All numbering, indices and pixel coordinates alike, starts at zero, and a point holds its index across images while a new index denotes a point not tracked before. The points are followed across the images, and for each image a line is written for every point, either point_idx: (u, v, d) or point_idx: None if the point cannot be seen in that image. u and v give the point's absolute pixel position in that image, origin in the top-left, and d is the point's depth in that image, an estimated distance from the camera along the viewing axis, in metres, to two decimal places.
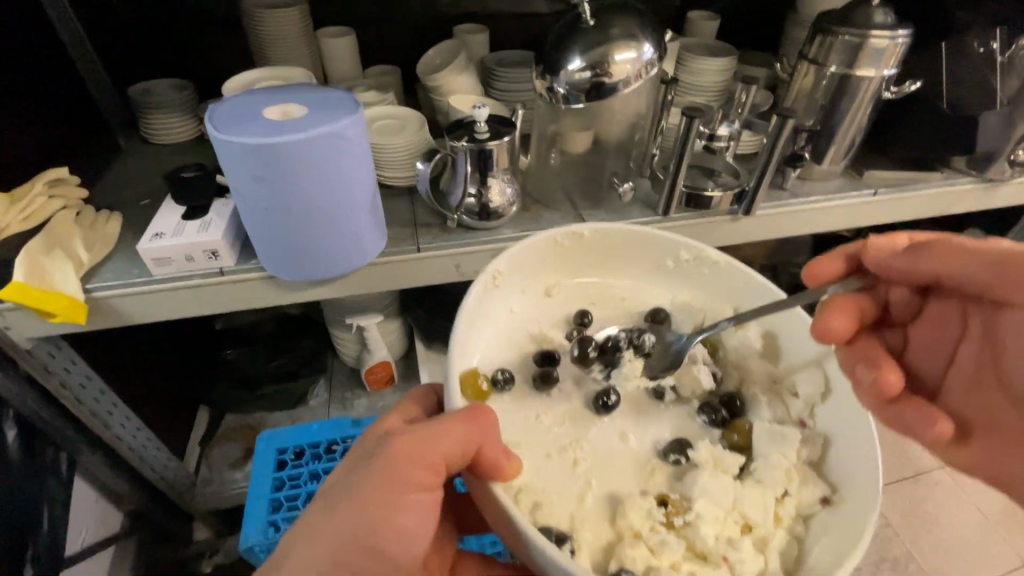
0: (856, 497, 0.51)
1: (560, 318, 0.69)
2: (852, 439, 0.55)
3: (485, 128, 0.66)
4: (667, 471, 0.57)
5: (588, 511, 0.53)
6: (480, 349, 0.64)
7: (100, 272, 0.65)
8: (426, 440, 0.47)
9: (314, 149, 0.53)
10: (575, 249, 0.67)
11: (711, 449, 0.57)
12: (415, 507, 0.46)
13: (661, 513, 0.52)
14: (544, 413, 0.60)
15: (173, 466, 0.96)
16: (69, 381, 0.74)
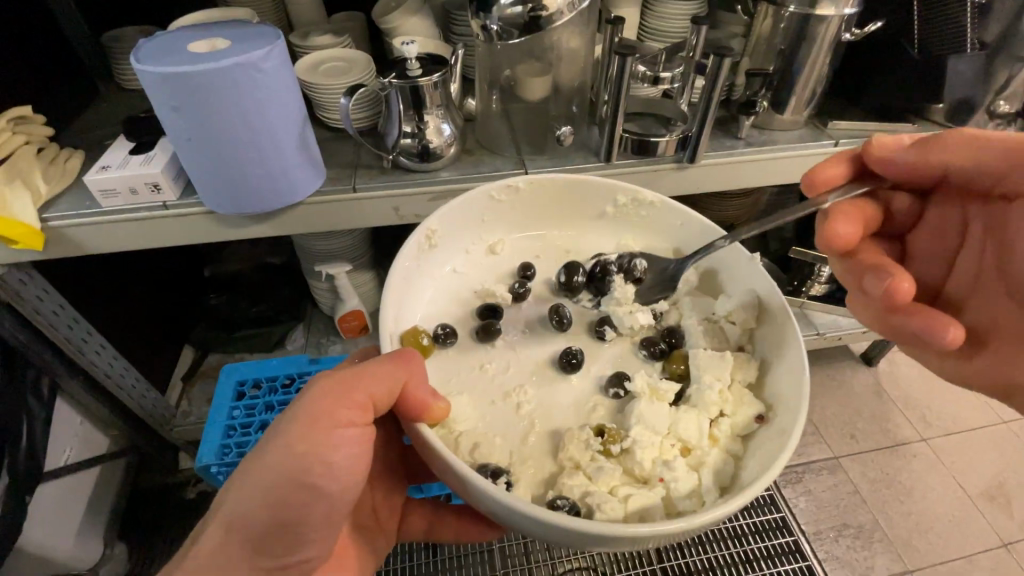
0: (785, 412, 0.50)
1: (501, 273, 0.66)
2: (788, 358, 0.53)
3: (416, 65, 0.67)
4: (609, 405, 0.56)
5: (531, 449, 0.53)
6: (420, 309, 0.62)
7: (56, 203, 0.69)
8: (360, 376, 0.50)
9: (231, 81, 0.56)
10: (512, 205, 0.67)
11: (647, 380, 0.56)
12: (345, 443, 0.49)
13: (598, 442, 0.52)
14: (487, 364, 0.58)
15: (152, 396, 1.04)
16: (42, 307, 0.80)
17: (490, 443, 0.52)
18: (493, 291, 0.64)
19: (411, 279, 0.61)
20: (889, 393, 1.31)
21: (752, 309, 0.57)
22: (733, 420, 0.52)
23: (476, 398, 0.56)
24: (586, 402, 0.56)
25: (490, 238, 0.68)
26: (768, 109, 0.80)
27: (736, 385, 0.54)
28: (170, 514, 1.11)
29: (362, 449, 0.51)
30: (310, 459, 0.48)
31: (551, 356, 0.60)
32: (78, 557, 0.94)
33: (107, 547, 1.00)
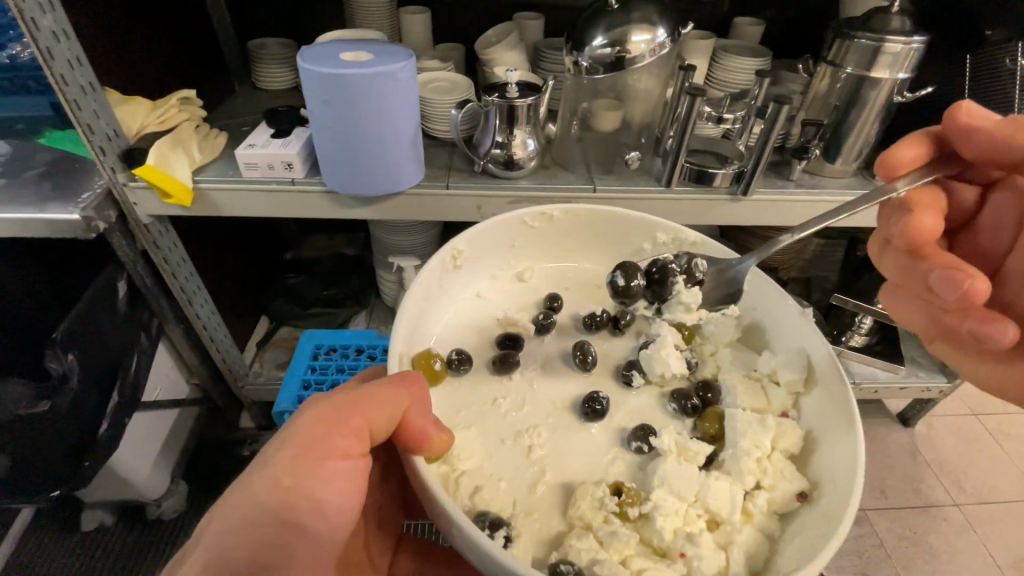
0: (833, 493, 0.53)
1: (528, 304, 0.75)
2: (835, 427, 0.57)
3: (515, 89, 0.79)
4: (629, 459, 0.60)
5: (538, 500, 0.56)
6: (436, 333, 0.69)
7: (206, 170, 0.83)
8: (359, 405, 0.51)
9: (373, 84, 0.69)
10: (545, 233, 0.76)
11: (676, 439, 0.59)
12: (339, 476, 0.50)
13: (614, 503, 0.53)
14: (502, 398, 0.63)
15: (235, 354, 1.16)
16: (171, 257, 0.94)
17: (493, 489, 0.55)
18: (515, 320, 0.71)
19: (434, 296, 0.70)
20: (924, 454, 1.30)
21: (798, 366, 0.62)
22: (773, 496, 0.55)
23: (486, 439, 0.59)
24: (606, 455, 0.60)
25: (520, 269, 0.78)
26: (819, 157, 0.88)
27: (778, 456, 0.57)
28: (227, 465, 1.21)
29: (354, 482, 0.51)
30: (301, 493, 0.48)
31: (573, 400, 0.65)
32: (149, 486, 1.05)
33: (173, 483, 1.11)
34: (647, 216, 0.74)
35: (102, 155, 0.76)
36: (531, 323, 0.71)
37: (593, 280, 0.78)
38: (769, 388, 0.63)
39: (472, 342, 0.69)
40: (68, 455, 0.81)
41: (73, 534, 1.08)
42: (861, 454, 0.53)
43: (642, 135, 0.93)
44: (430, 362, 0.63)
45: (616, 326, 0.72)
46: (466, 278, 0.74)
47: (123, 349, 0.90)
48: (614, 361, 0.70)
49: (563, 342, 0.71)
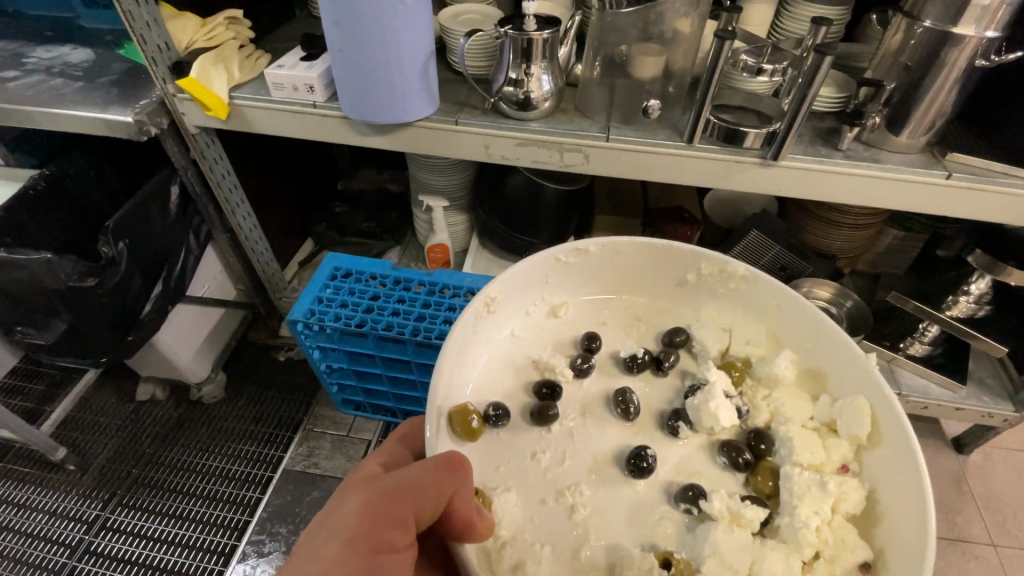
0: (898, 568, 0.51)
1: (565, 341, 0.72)
2: (900, 497, 0.54)
3: (532, 23, 0.76)
4: (677, 520, 0.58)
5: (582, 565, 0.54)
6: (473, 382, 0.67)
7: (243, 87, 0.89)
8: (403, 490, 0.50)
9: (378, 5, 0.69)
10: (581, 268, 0.72)
11: (729, 504, 0.57)
12: (390, 571, 0.47)
13: (663, 573, 0.52)
14: (542, 452, 0.61)
15: (273, 269, 1.27)
16: (216, 169, 1.03)
17: (537, 560, 0.54)
18: (553, 366, 0.68)
19: (471, 344, 0.66)
20: (971, 486, 1.17)
21: (864, 419, 0.58)
22: (839, 561, 0.53)
23: (526, 497, 0.58)
24: (653, 515, 0.58)
25: (556, 303, 0.74)
26: (880, 128, 0.76)
27: (838, 521, 0.55)
28: (263, 367, 1.36)
29: (404, 575, 0.49)
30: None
31: (619, 453, 0.62)
32: (192, 370, 1.20)
33: (213, 373, 1.26)
34: (692, 248, 0.68)
35: (155, 65, 0.85)
36: (569, 368, 0.69)
37: (632, 313, 0.74)
38: (828, 439, 0.60)
39: (512, 384, 0.68)
40: (115, 328, 0.95)
41: (133, 401, 1.28)
42: (929, 519, 0.50)
43: (672, 84, 0.85)
44: (468, 419, 0.60)
45: (658, 368, 0.70)
46: (502, 320, 0.71)
47: (168, 247, 1.02)
48: (656, 407, 0.67)
49: (606, 385, 0.69)
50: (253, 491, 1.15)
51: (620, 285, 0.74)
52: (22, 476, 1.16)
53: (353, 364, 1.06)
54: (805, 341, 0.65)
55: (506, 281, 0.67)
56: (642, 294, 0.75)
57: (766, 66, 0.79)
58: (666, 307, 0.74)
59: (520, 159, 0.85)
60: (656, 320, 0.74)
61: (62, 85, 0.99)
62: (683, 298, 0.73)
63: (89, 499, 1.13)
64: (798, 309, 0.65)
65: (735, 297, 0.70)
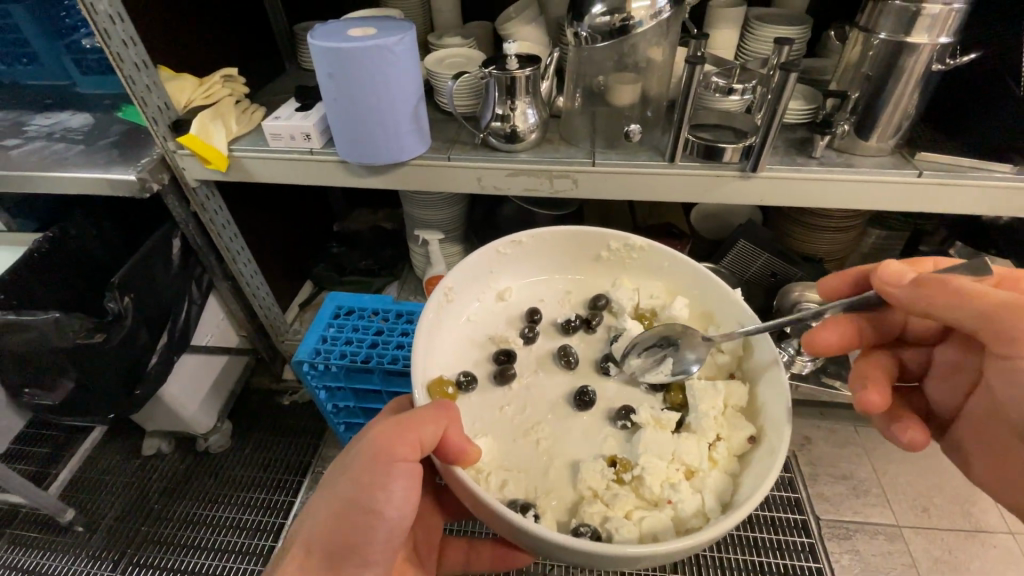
0: (772, 432, 0.57)
1: (514, 317, 0.75)
2: (770, 383, 0.61)
3: (514, 62, 0.80)
4: (618, 436, 0.63)
5: (552, 481, 0.60)
6: (444, 361, 0.69)
7: (241, 140, 0.93)
8: (411, 420, 0.55)
9: (370, 57, 0.73)
10: (518, 256, 0.75)
11: (652, 412, 0.63)
12: (402, 476, 0.55)
13: (611, 471, 0.59)
14: (506, 406, 0.66)
15: (274, 313, 1.28)
16: (217, 220, 1.06)
17: (515, 479, 0.59)
18: (506, 337, 0.72)
19: (434, 330, 0.68)
20: None
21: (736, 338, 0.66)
22: (727, 437, 0.60)
23: (502, 437, 0.63)
24: (597, 434, 0.63)
25: (500, 286, 0.77)
26: (851, 134, 0.81)
27: (729, 413, 0.62)
28: (269, 412, 1.36)
29: (415, 481, 0.56)
30: (371, 491, 0.55)
31: (566, 395, 0.67)
32: (197, 421, 1.20)
33: (218, 422, 1.26)
34: (601, 229, 0.73)
35: (156, 125, 0.88)
36: (519, 336, 0.72)
37: (563, 287, 0.78)
38: (716, 356, 0.67)
39: (468, 360, 0.70)
40: (121, 383, 0.95)
41: (139, 456, 1.27)
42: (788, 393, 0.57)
43: (650, 108, 0.89)
44: (444, 387, 0.64)
45: (589, 328, 0.74)
46: (456, 308, 0.73)
47: (172, 299, 1.04)
48: (593, 356, 0.72)
49: (551, 344, 0.73)
50: (265, 539, 1.13)
51: (551, 264, 0.78)
52: (29, 542, 1.14)
53: (360, 402, 1.06)
54: (696, 285, 0.72)
55: (459, 271, 0.70)
56: (568, 269, 0.79)
57: (736, 87, 0.84)
58: (592, 280, 0.78)
59: (511, 188, 0.88)
60: (583, 291, 0.78)
61: (63, 150, 1.02)
62: (599, 271, 0.78)
63: (97, 560, 1.10)
64: (684, 265, 0.72)
65: (643, 264, 0.75)
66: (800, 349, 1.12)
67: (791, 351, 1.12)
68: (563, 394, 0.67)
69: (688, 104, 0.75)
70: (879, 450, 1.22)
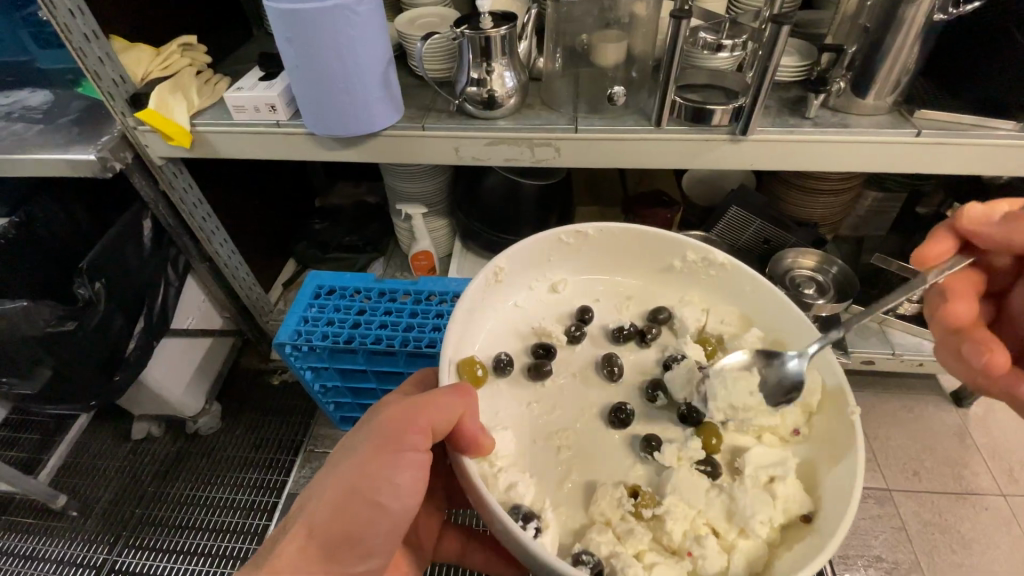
0: (830, 514, 0.54)
1: (563, 313, 0.75)
2: (837, 454, 0.58)
3: (488, 21, 0.75)
4: (646, 467, 0.62)
5: (563, 496, 0.59)
6: (482, 338, 0.70)
7: (204, 114, 0.88)
8: (423, 406, 0.57)
9: (331, 19, 0.68)
10: (580, 249, 0.74)
11: (679, 449, 0.61)
12: (408, 466, 0.57)
13: (630, 504, 0.57)
14: (535, 402, 0.66)
15: (256, 293, 1.25)
16: (186, 199, 1.01)
17: (527, 483, 0.57)
18: (549, 331, 0.72)
19: (478, 309, 0.70)
20: (975, 439, 1.18)
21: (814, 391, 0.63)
22: (786, 506, 0.57)
23: (521, 437, 0.63)
24: (625, 458, 0.62)
25: (555, 279, 0.77)
26: (846, 91, 0.76)
27: (790, 482, 0.58)
28: (259, 393, 1.35)
29: (420, 472, 0.58)
30: (379, 479, 0.56)
31: (602, 410, 0.66)
32: (185, 404, 1.19)
33: (207, 404, 1.25)
34: (682, 237, 0.71)
35: (112, 100, 0.83)
36: (564, 334, 0.72)
37: (624, 292, 0.77)
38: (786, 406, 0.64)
39: (509, 345, 0.71)
40: (100, 369, 0.94)
41: (130, 440, 1.27)
42: (859, 468, 0.54)
43: (635, 68, 0.84)
44: (473, 369, 0.64)
45: (640, 341, 0.72)
46: (506, 290, 0.74)
47: (146, 282, 1.00)
48: (641, 373, 0.70)
49: (595, 350, 0.72)
50: (259, 518, 1.13)
51: (611, 266, 0.77)
52: (25, 528, 1.14)
53: (345, 381, 1.05)
54: (775, 315, 0.68)
55: (513, 252, 0.71)
56: (631, 274, 0.77)
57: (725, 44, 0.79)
58: (655, 288, 0.76)
59: (492, 159, 0.84)
60: (641, 296, 0.76)
61: (22, 129, 0.98)
62: (665, 281, 0.76)
63: (94, 543, 1.11)
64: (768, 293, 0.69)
65: (719, 282, 0.72)
66: None
67: None
68: (598, 408, 0.66)
69: (674, 64, 0.70)
70: (872, 415, 1.22)
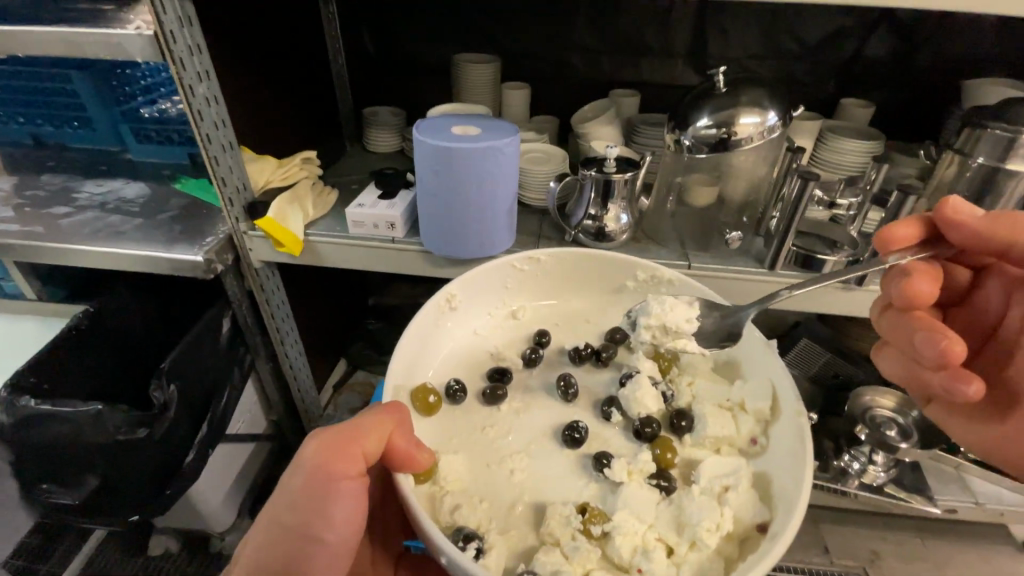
0: (781, 520, 0.52)
1: (520, 338, 0.76)
2: (785, 464, 0.56)
3: (613, 164, 0.80)
4: (600, 485, 0.60)
5: (514, 519, 0.57)
6: (436, 366, 0.71)
7: (316, 224, 0.90)
8: (353, 432, 0.55)
9: (480, 157, 0.72)
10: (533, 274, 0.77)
11: (628, 463, 0.60)
12: (343, 497, 0.55)
13: (579, 520, 0.54)
14: (489, 426, 0.65)
15: (311, 396, 1.19)
16: (272, 300, 1.00)
17: (473, 505, 0.57)
18: (505, 356, 0.73)
19: (431, 337, 0.72)
20: None
21: (765, 394, 0.62)
22: (737, 515, 0.54)
23: (472, 460, 0.62)
24: (579, 478, 0.61)
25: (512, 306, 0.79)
26: None
27: (742, 489, 0.56)
28: None
29: (359, 500, 0.56)
30: (313, 514, 0.54)
31: (552, 429, 0.66)
32: (216, 518, 1.08)
33: (238, 519, 1.13)
34: (628, 258, 0.74)
35: (231, 205, 0.85)
36: (519, 358, 0.73)
37: (581, 317, 0.79)
38: (737, 414, 0.63)
39: (465, 369, 0.72)
40: (153, 479, 0.85)
41: (143, 557, 1.12)
42: (807, 467, 0.53)
43: (746, 214, 0.90)
44: (425, 396, 0.65)
45: (597, 361, 0.73)
46: (463, 317, 0.75)
47: (213, 384, 0.95)
48: (596, 397, 0.70)
49: (549, 375, 0.73)
50: None
51: (561, 290, 0.80)
52: None
53: None
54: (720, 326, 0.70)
55: (466, 280, 0.73)
56: (586, 298, 0.80)
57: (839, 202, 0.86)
58: (611, 310, 0.79)
59: None
60: (597, 319, 0.79)
61: (119, 222, 0.96)
62: (616, 299, 0.79)
63: None
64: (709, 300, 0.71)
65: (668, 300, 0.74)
66: (875, 459, 1.06)
67: (865, 461, 1.06)
68: (548, 428, 0.66)
69: (797, 217, 0.74)
70: (958, 569, 1.14)
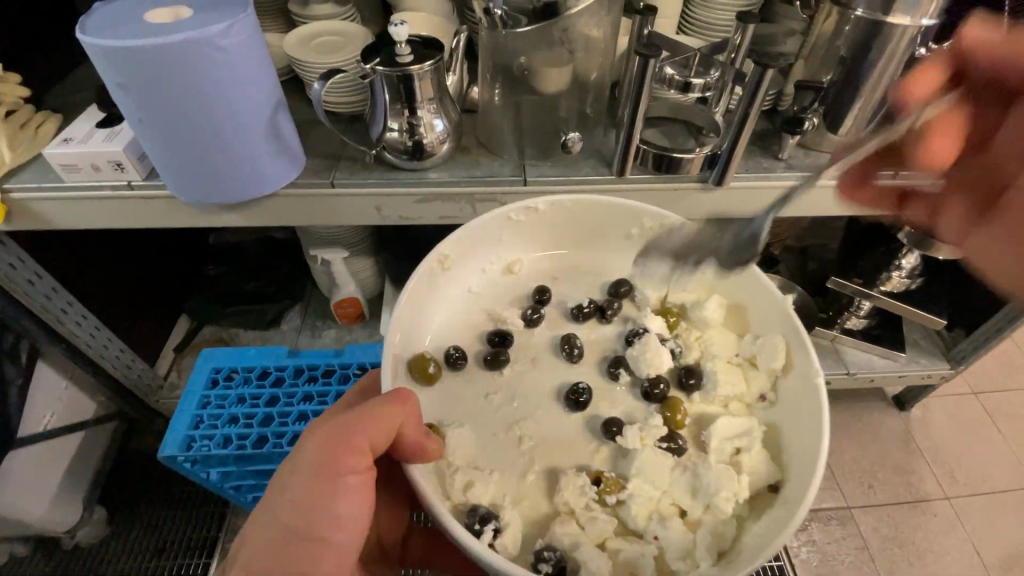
0: (796, 479, 0.45)
1: (519, 295, 0.60)
2: (802, 412, 0.48)
3: (407, 50, 0.58)
4: (608, 452, 0.51)
5: (528, 488, 0.48)
6: (428, 334, 0.57)
7: (22, 173, 0.64)
8: (361, 420, 0.47)
9: (182, 57, 0.49)
10: (530, 224, 0.59)
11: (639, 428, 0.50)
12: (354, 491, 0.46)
13: (593, 490, 0.47)
14: (494, 392, 0.53)
15: (138, 369, 1.01)
16: (16, 275, 0.77)
17: (485, 479, 0.47)
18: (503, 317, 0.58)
19: (418, 309, 0.55)
20: (918, 442, 1.20)
21: (776, 350, 0.51)
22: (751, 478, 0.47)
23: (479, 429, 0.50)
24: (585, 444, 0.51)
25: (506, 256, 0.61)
26: (817, 127, 0.68)
27: (755, 452, 0.48)
28: (155, 481, 1.10)
29: (369, 496, 0.49)
30: (320, 510, 0.46)
31: (558, 390, 0.54)
32: (54, 521, 0.94)
33: (87, 512, 1.00)
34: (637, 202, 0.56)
35: None
36: (518, 319, 0.58)
37: (581, 265, 0.62)
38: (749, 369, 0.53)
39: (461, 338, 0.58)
40: None
41: None
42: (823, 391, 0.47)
43: (590, 98, 0.71)
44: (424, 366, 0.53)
45: (602, 318, 0.59)
46: (455, 279, 0.58)
47: None
48: (602, 352, 0.58)
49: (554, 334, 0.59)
50: None
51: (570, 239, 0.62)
52: None
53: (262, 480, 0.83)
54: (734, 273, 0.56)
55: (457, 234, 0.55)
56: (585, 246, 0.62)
57: (694, 81, 0.66)
58: (611, 259, 0.62)
59: (423, 217, 0.69)
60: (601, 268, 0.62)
61: None
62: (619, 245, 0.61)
63: None
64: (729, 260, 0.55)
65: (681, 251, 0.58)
66: None
67: None
68: (552, 388, 0.54)
69: (639, 115, 0.59)
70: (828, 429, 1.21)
